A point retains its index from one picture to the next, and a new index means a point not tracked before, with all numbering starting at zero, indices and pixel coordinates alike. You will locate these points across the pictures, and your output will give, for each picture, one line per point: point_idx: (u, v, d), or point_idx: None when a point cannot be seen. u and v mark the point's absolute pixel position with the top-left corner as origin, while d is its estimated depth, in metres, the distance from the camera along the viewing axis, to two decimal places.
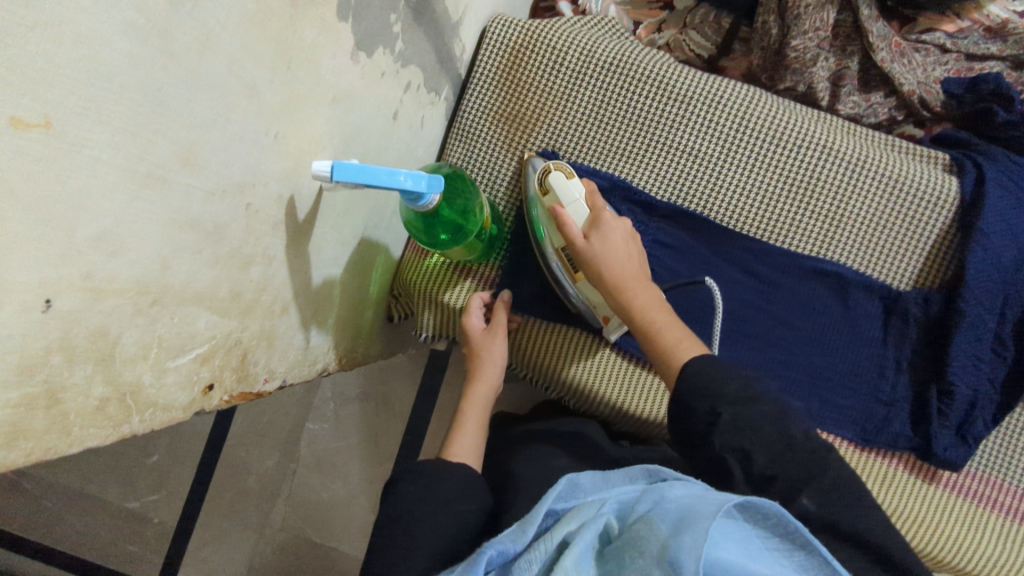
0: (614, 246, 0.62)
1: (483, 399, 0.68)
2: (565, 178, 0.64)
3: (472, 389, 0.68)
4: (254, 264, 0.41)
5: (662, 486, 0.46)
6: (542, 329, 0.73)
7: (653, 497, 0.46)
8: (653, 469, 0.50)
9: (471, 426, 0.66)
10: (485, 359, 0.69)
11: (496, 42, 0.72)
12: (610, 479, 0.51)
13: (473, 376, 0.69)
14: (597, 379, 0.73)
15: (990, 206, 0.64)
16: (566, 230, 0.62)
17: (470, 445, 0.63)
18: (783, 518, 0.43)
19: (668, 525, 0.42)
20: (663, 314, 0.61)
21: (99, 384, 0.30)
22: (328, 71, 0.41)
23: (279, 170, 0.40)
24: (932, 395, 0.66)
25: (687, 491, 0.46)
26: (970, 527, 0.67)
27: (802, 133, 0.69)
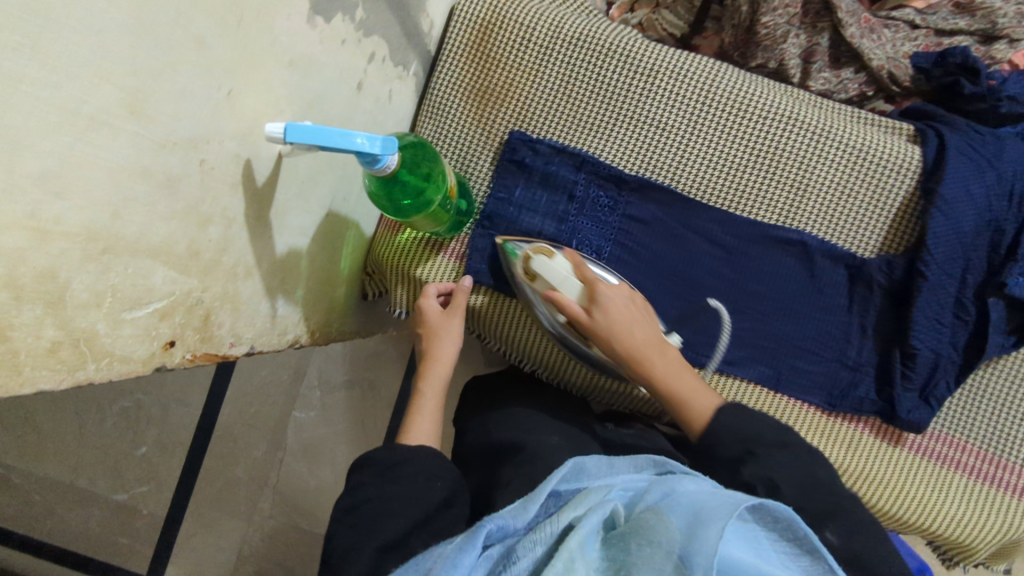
0: (618, 316, 0.64)
1: (440, 381, 0.69)
2: (548, 260, 0.65)
3: (431, 371, 0.70)
4: (212, 223, 0.42)
5: (673, 479, 0.47)
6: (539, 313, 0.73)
7: (663, 489, 0.46)
8: (661, 459, 0.50)
9: (428, 409, 0.67)
10: (441, 341, 0.70)
11: (465, 20, 0.73)
12: (615, 466, 0.50)
13: (431, 359, 0.70)
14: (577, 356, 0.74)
15: (951, 171, 0.65)
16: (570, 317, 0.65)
17: (428, 426, 0.65)
18: (795, 523, 0.42)
19: (679, 520, 0.42)
20: (674, 368, 0.64)
21: (50, 327, 0.31)
22: (282, 33, 0.42)
23: (234, 129, 0.40)
24: (897, 358, 0.67)
25: (697, 488, 0.46)
26: (936, 488, 0.68)
27: (767, 104, 0.70)
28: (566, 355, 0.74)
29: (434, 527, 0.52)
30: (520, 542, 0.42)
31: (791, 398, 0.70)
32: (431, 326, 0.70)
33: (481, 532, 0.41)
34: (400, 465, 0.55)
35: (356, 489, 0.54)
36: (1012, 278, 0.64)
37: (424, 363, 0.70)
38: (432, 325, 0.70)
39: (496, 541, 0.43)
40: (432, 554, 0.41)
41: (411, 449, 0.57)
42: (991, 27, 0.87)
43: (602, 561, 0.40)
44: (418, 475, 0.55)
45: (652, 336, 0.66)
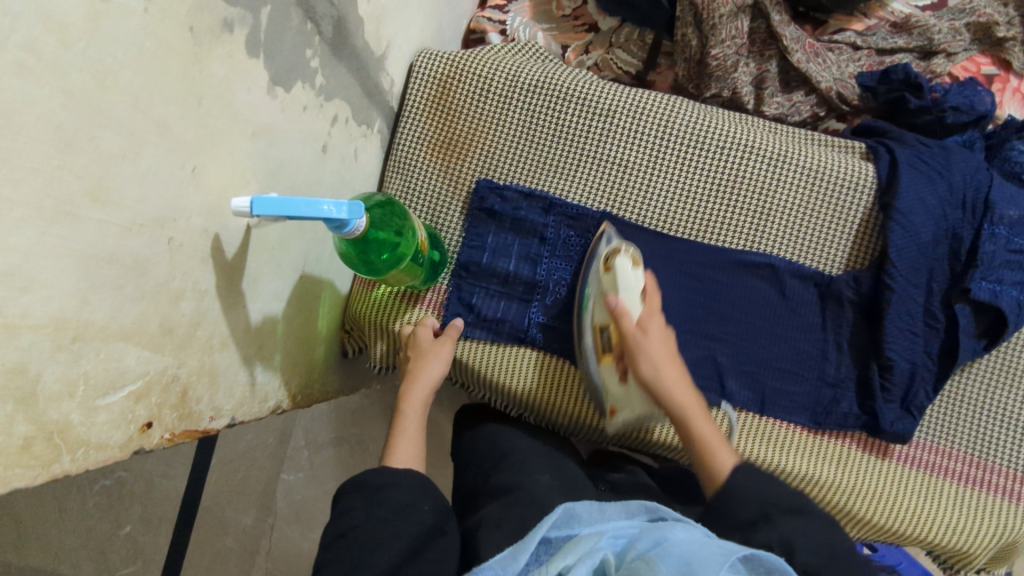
0: (658, 338, 0.65)
1: (422, 401, 0.67)
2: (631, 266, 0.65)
3: (411, 389, 0.68)
4: (184, 299, 0.41)
5: (666, 527, 0.45)
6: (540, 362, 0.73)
7: (655, 537, 0.44)
8: (654, 505, 0.48)
9: (410, 427, 0.65)
10: (426, 362, 0.69)
11: (425, 75, 0.75)
12: (606, 510, 0.48)
13: (412, 376, 0.68)
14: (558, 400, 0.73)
15: (905, 186, 0.67)
16: (624, 320, 0.63)
17: (411, 447, 0.63)
18: (785, 573, 0.42)
19: (672, 570, 0.39)
20: (698, 410, 0.63)
21: (22, 422, 0.31)
22: (243, 105, 0.43)
23: (200, 204, 0.41)
24: (874, 371, 0.68)
25: (690, 537, 0.43)
26: (928, 497, 0.68)
27: (723, 134, 0.72)
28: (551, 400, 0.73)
29: (426, 558, 0.51)
30: None
31: (777, 420, 0.70)
32: (420, 349, 0.70)
33: None
34: (388, 488, 0.55)
35: (344, 516, 0.53)
36: (974, 283, 0.66)
37: (406, 383, 0.68)
38: (421, 349, 0.70)
39: None
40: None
41: (398, 474, 0.57)
42: (929, 43, 0.90)
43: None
44: (404, 497, 0.55)
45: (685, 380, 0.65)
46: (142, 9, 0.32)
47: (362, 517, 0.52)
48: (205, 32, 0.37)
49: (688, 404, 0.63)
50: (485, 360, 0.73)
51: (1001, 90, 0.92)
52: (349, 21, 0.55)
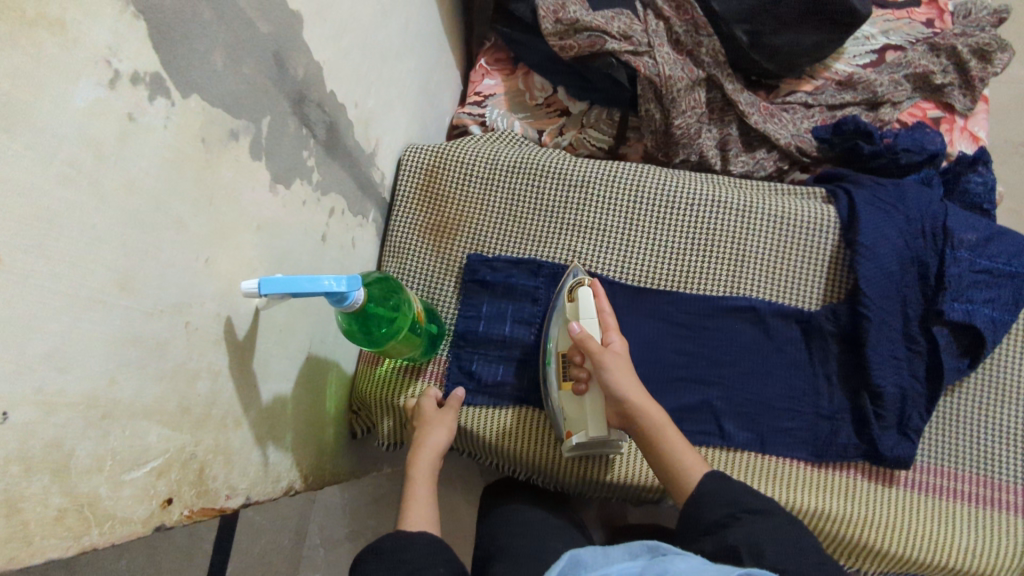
0: (620, 357, 0.67)
1: (431, 467, 0.69)
2: (589, 294, 0.70)
3: (419, 455, 0.69)
4: (200, 379, 0.45)
5: (665, 560, 0.46)
6: (534, 418, 0.75)
7: (656, 569, 0.45)
8: (654, 543, 0.48)
9: (421, 493, 0.67)
10: (432, 429, 0.71)
11: (412, 166, 0.81)
12: (610, 554, 0.48)
13: (418, 444, 0.70)
14: (559, 456, 0.74)
15: (865, 221, 0.71)
16: (589, 341, 0.66)
17: (425, 511, 0.65)
18: None
19: None
20: (665, 420, 0.65)
21: (56, 495, 0.34)
22: (248, 202, 0.48)
23: (213, 290, 0.45)
24: (866, 399, 0.70)
25: (689, 566, 0.45)
26: (940, 521, 0.68)
27: (690, 192, 0.78)
28: (552, 457, 0.75)
29: None
30: None
31: (781, 457, 0.71)
32: (425, 418, 0.72)
33: None
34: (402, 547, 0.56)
35: None
36: (947, 305, 0.69)
37: (412, 449, 0.70)
38: (426, 418, 0.72)
39: None
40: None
41: (411, 537, 0.59)
42: (873, 96, 0.98)
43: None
44: (416, 562, 0.56)
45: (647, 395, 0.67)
46: (164, 125, 0.38)
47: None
48: (214, 142, 0.43)
49: (654, 413, 0.65)
50: (481, 424, 0.75)
51: (949, 131, 0.99)
52: (340, 125, 0.62)
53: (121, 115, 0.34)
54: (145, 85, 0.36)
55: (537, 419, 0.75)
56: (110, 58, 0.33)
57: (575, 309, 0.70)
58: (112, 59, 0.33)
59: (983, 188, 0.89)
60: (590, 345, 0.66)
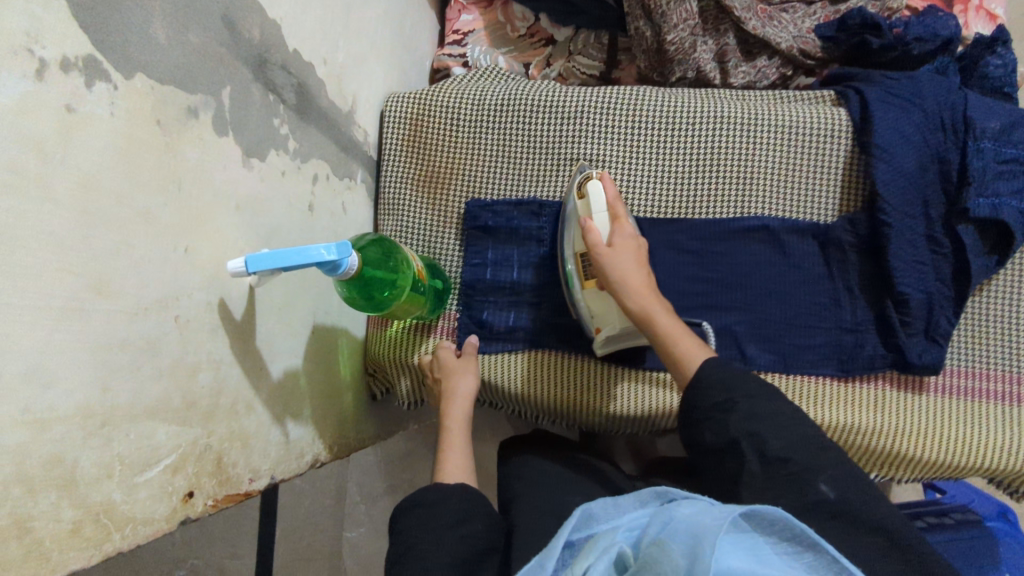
0: (625, 250, 0.64)
1: (464, 415, 0.68)
2: (599, 188, 0.67)
3: (450, 406, 0.68)
4: (201, 370, 0.44)
5: (671, 506, 0.44)
6: (596, 371, 0.73)
7: (662, 517, 0.43)
8: (663, 488, 0.47)
9: (457, 441, 0.66)
10: (458, 378, 0.70)
11: (396, 118, 0.77)
12: (620, 504, 0.47)
13: (449, 395, 0.69)
14: (577, 393, 0.73)
15: (880, 122, 0.67)
16: (589, 235, 0.64)
17: (462, 459, 0.64)
18: (789, 521, 0.40)
19: (681, 546, 0.39)
20: (664, 310, 0.61)
21: (68, 508, 0.33)
22: (222, 181, 0.46)
23: (199, 279, 0.43)
24: (891, 308, 0.67)
25: (693, 508, 0.42)
26: (972, 423, 0.67)
27: (691, 111, 0.73)
28: (570, 396, 0.74)
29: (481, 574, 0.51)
30: None
31: (808, 376, 0.70)
32: (447, 369, 0.71)
33: None
34: (437, 506, 0.56)
35: (403, 533, 0.55)
36: (973, 202, 0.65)
37: (443, 401, 0.69)
38: (449, 368, 0.71)
39: None
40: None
41: (451, 490, 0.58)
42: None
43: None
44: (456, 513, 0.56)
45: (654, 287, 0.64)
46: (110, 113, 0.35)
47: (419, 536, 0.54)
48: (171, 122, 0.40)
49: (652, 301, 0.62)
50: (538, 375, 0.74)
51: (964, 11, 0.92)
52: (311, 85, 0.59)
53: (58, 109, 0.32)
54: (79, 70, 0.33)
55: (601, 375, 0.73)
56: (32, 46, 0.30)
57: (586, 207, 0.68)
58: (35, 47, 0.30)
59: (1003, 70, 0.82)
60: (590, 239, 0.64)
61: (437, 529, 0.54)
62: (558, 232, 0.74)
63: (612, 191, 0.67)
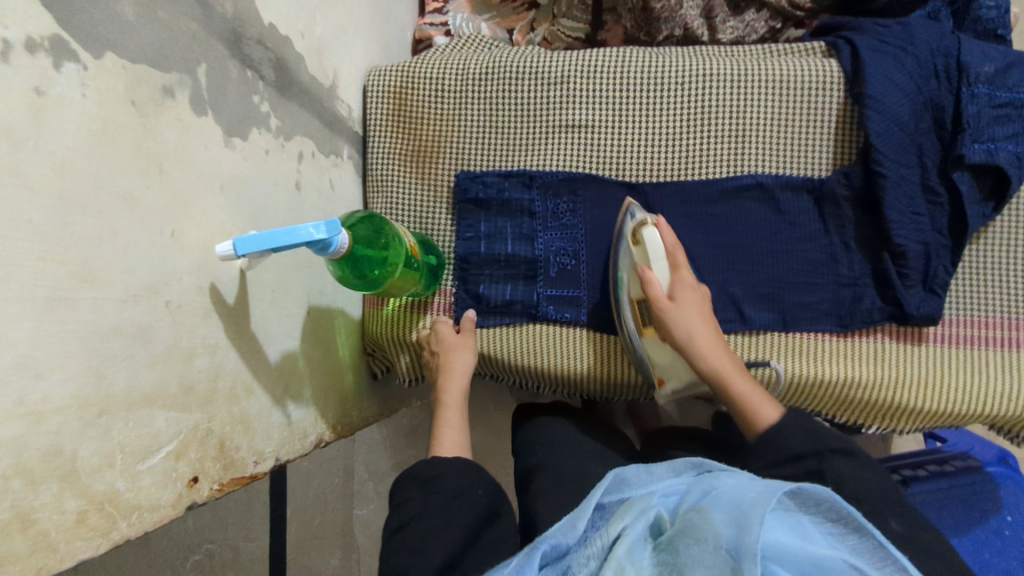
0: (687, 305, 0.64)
1: (461, 391, 0.68)
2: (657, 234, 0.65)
3: (446, 382, 0.68)
4: (197, 355, 0.44)
5: (712, 478, 0.45)
6: (542, 331, 0.74)
7: (703, 487, 0.44)
8: (699, 460, 0.48)
9: (452, 417, 0.66)
10: (458, 354, 0.70)
11: (379, 91, 0.75)
12: (653, 471, 0.49)
13: (445, 371, 0.69)
14: (580, 363, 0.73)
15: (873, 71, 0.66)
16: (651, 289, 0.64)
17: (457, 435, 0.64)
18: (835, 502, 0.40)
19: (721, 513, 0.40)
20: (734, 368, 0.62)
21: (71, 498, 0.33)
22: (204, 162, 0.45)
23: (188, 263, 0.43)
24: (888, 260, 0.67)
25: (735, 481, 0.44)
26: (974, 371, 0.67)
27: (680, 70, 0.72)
28: (573, 367, 0.74)
29: (484, 540, 0.52)
30: (573, 561, 0.42)
31: (807, 332, 0.70)
32: (448, 344, 0.71)
33: (538, 551, 0.40)
34: (438, 479, 0.57)
35: (401, 508, 0.55)
36: (967, 147, 0.64)
37: (440, 377, 0.69)
38: (448, 344, 0.71)
39: (551, 563, 0.42)
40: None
41: (449, 463, 0.59)
42: None
43: (655, 567, 0.39)
44: (457, 487, 0.56)
45: (721, 342, 0.64)
46: (81, 95, 0.34)
47: (419, 508, 0.54)
48: (147, 103, 0.39)
49: (721, 361, 0.62)
50: (535, 347, 0.74)
51: None
52: (290, 60, 0.57)
53: (27, 91, 0.31)
54: (46, 51, 0.32)
55: (540, 336, 0.74)
56: None
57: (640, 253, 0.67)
58: None
59: (995, 12, 0.81)
60: (653, 294, 0.64)
61: (442, 501, 0.54)
62: (607, 262, 0.74)
63: (669, 235, 0.65)
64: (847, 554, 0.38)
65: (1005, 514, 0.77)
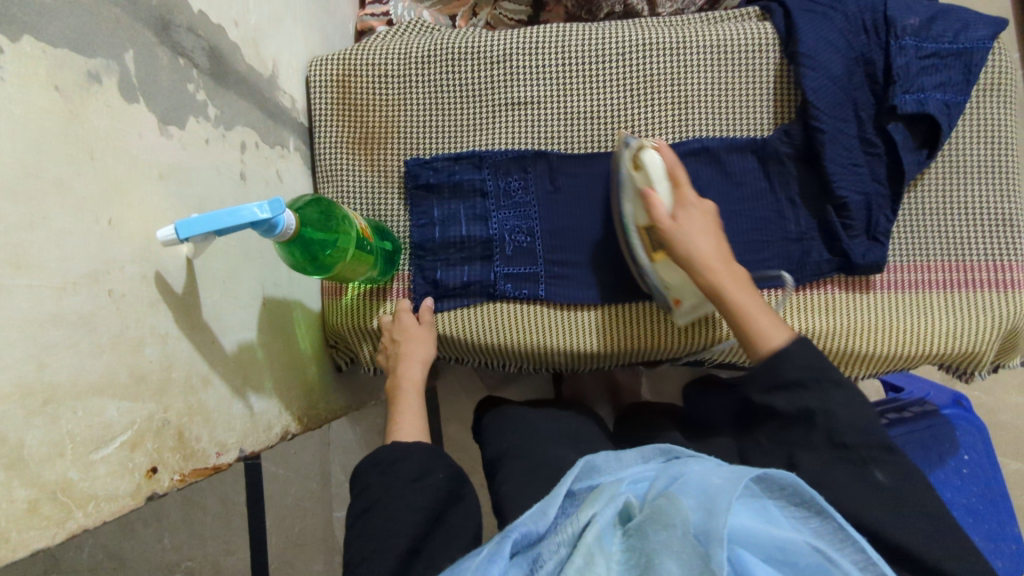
0: (690, 223, 0.62)
1: (418, 378, 0.68)
2: (654, 159, 0.64)
3: (403, 370, 0.69)
4: (146, 345, 0.43)
5: (680, 463, 0.47)
6: (610, 313, 0.73)
7: (671, 475, 0.46)
8: (667, 447, 0.50)
9: (409, 405, 0.66)
10: (416, 344, 0.71)
11: (322, 81, 0.75)
12: (623, 458, 0.49)
13: (402, 358, 0.70)
14: (578, 335, 0.73)
15: (804, 31, 0.68)
16: (653, 210, 0.62)
17: (415, 422, 0.64)
18: (800, 486, 0.42)
19: (691, 500, 0.41)
20: (739, 286, 0.61)
21: (20, 487, 0.32)
22: (139, 151, 0.44)
23: (130, 252, 0.42)
24: (831, 213, 0.69)
25: (702, 467, 0.46)
26: (919, 313, 0.70)
27: (619, 41, 0.73)
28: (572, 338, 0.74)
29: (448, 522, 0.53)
30: (545, 547, 0.41)
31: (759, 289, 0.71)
32: (407, 333, 0.72)
33: (509, 539, 0.40)
34: (398, 463, 0.56)
35: (364, 492, 0.55)
36: (899, 98, 0.66)
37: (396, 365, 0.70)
38: (409, 333, 0.71)
39: (521, 550, 0.42)
40: (460, 565, 0.39)
41: (406, 447, 0.58)
42: None
43: (623, 552, 0.40)
44: (416, 469, 0.56)
45: (727, 259, 0.62)
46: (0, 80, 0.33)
47: (381, 493, 0.54)
48: (73, 89, 0.38)
49: (723, 275, 0.61)
50: (497, 325, 0.74)
51: None
52: (224, 50, 0.57)
53: None
54: None
55: (625, 315, 0.73)
56: None
57: (643, 177, 0.65)
58: None
59: None
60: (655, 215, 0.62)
61: (413, 483, 0.55)
62: (563, 237, 0.74)
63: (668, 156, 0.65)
64: (811, 537, 0.40)
65: (962, 453, 0.81)
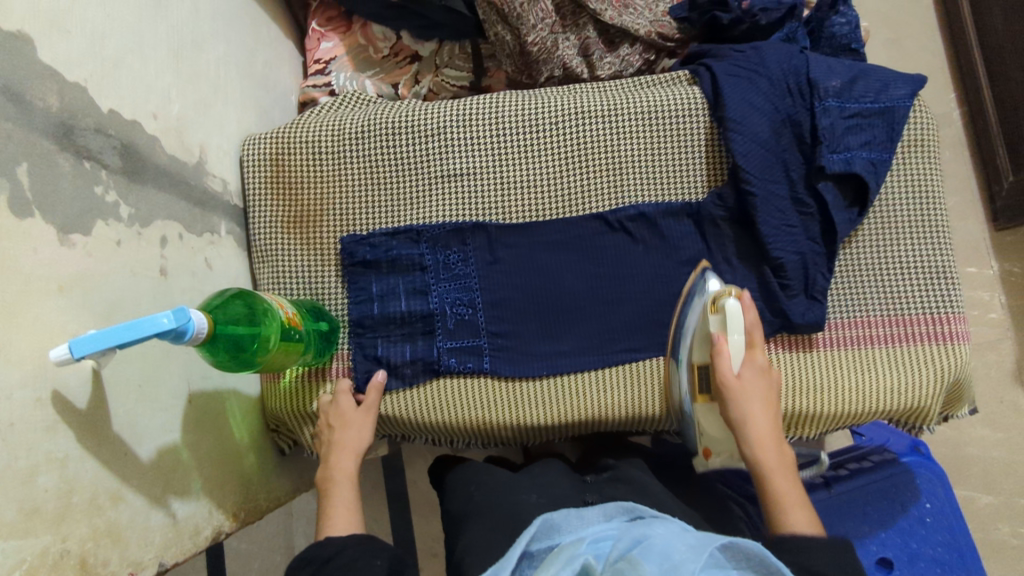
0: (754, 389, 0.61)
1: (351, 468, 0.65)
2: (738, 311, 0.63)
3: (337, 459, 0.66)
4: (40, 474, 0.40)
5: (645, 525, 0.44)
6: (560, 383, 0.72)
7: (634, 536, 0.42)
8: (631, 505, 0.48)
9: (339, 497, 0.63)
10: (351, 431, 0.68)
11: (254, 160, 0.74)
12: (585, 516, 0.48)
13: (336, 447, 0.66)
14: (526, 406, 0.72)
15: (729, 97, 0.69)
16: (719, 359, 0.62)
17: (349, 515, 0.61)
18: (767, 558, 0.40)
19: (653, 565, 0.38)
20: (782, 469, 0.58)
21: None
22: (34, 267, 0.42)
23: (20, 376, 0.40)
24: (769, 274, 0.70)
25: (667, 530, 0.43)
26: (863, 369, 0.69)
27: (550, 112, 0.73)
28: (519, 411, 0.72)
29: None
30: None
31: None
32: (345, 419, 0.69)
33: None
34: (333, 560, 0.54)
35: None
36: (826, 158, 0.67)
37: (329, 453, 0.67)
38: (346, 419, 0.69)
39: None
40: None
41: (344, 539, 0.56)
42: None
43: None
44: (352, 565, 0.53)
45: (782, 442, 0.60)
46: None
47: None
48: None
49: (769, 453, 0.59)
50: (442, 403, 0.72)
51: None
52: (141, 146, 0.55)
53: None
54: None
55: (567, 384, 0.72)
56: None
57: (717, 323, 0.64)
58: None
59: (847, 27, 0.86)
60: (719, 363, 0.62)
61: None
62: (505, 309, 0.73)
63: (749, 314, 0.64)
64: None
65: (924, 502, 0.80)
